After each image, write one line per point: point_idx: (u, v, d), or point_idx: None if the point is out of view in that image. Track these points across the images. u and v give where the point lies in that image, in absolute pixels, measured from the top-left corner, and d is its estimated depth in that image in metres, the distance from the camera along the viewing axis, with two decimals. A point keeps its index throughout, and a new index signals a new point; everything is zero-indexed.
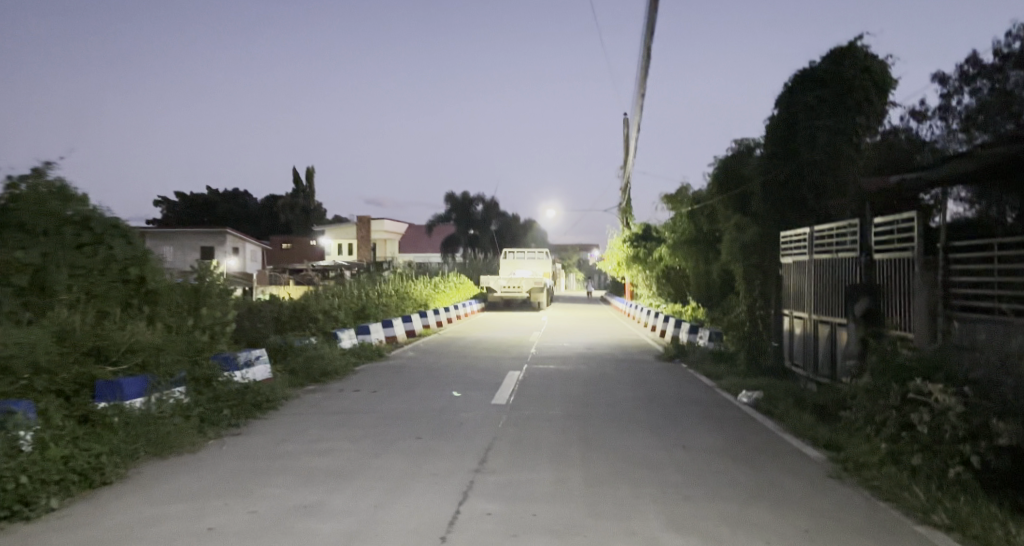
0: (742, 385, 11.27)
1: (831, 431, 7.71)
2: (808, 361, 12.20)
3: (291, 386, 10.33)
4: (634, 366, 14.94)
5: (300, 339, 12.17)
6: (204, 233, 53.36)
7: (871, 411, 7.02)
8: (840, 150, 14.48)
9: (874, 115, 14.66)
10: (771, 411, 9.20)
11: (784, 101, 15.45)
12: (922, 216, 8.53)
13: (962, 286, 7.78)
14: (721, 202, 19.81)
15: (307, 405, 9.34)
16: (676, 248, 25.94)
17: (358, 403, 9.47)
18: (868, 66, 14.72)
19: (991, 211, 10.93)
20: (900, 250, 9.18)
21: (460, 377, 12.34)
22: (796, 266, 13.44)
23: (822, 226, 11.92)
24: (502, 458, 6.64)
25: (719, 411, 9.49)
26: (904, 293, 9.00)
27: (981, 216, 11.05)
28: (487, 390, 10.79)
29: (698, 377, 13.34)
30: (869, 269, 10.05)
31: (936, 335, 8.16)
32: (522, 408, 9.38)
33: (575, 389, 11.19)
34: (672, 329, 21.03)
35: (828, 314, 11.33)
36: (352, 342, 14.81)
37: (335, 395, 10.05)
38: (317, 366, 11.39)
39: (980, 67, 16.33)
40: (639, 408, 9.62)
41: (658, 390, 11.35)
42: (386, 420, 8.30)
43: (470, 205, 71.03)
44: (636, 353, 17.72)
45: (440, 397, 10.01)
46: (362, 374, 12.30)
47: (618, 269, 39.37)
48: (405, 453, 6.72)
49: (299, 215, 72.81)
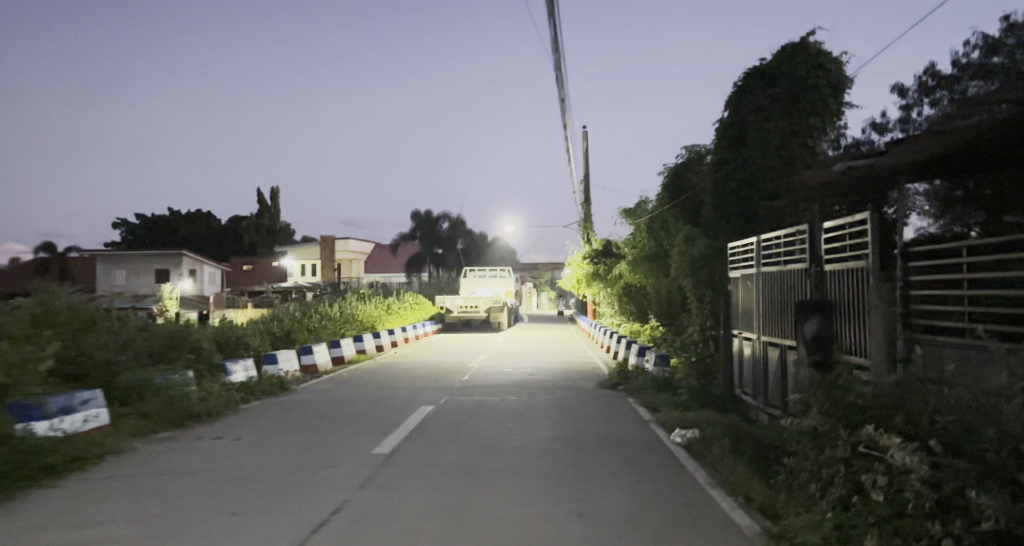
0: (679, 419, 9.71)
1: (769, 487, 6.16)
2: (758, 389, 10.72)
3: (135, 435, 8.52)
4: (571, 395, 13.32)
5: (164, 374, 10.24)
6: (156, 255, 50.85)
7: (816, 466, 5.44)
8: (793, 153, 13.21)
9: (830, 116, 13.43)
10: (703, 456, 7.66)
11: (733, 101, 14.14)
12: (876, 216, 7.04)
13: (924, 302, 6.31)
14: (674, 212, 18.47)
15: (139, 459, 7.53)
16: (635, 264, 24.39)
17: (206, 456, 7.69)
18: (822, 63, 13.39)
19: (954, 227, 9.57)
20: (852, 260, 7.71)
21: (360, 415, 10.61)
22: (743, 280, 12.02)
23: (770, 235, 10.51)
24: (328, 542, 4.95)
25: (645, 457, 7.88)
26: (858, 311, 7.55)
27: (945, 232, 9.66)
28: (378, 434, 9.08)
29: (636, 409, 11.78)
30: (820, 283, 8.60)
31: (894, 361, 6.69)
32: (406, 457, 7.70)
33: (486, 429, 9.53)
34: (624, 351, 19.53)
35: (777, 337, 9.90)
36: (248, 375, 13.06)
37: (186, 445, 8.26)
38: (179, 408, 9.59)
39: (938, 78, 15.86)
40: (551, 454, 8.02)
41: (583, 428, 9.77)
42: (211, 486, 6.47)
43: (435, 223, 69.17)
44: (579, 380, 16.12)
45: (313, 445, 8.29)
46: (242, 414, 10.47)
47: (579, 288, 37.95)
48: (196, 539, 4.97)
49: (263, 235, 70.54)
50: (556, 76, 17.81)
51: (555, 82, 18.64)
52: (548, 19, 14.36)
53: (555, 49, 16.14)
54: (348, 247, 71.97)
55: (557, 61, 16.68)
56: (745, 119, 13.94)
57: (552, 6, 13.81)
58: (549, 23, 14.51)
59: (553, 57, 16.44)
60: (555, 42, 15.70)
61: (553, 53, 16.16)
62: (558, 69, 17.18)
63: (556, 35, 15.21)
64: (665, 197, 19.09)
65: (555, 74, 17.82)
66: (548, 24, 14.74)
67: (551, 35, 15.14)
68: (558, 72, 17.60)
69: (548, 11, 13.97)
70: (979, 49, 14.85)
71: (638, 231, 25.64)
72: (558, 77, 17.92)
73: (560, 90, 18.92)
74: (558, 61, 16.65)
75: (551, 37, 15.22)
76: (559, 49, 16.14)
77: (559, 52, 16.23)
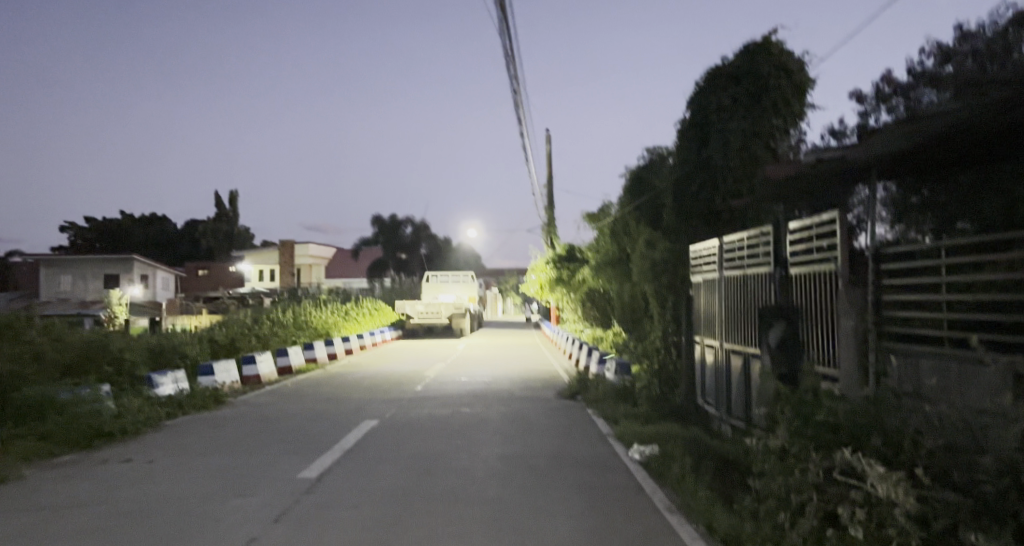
0: (637, 433, 9.13)
1: (732, 513, 5.58)
2: (720, 399, 10.23)
3: (29, 460, 7.57)
4: (527, 406, 12.64)
5: (75, 388, 9.24)
6: (106, 260, 48.63)
7: (783, 491, 4.87)
8: (755, 155, 12.80)
9: (793, 117, 13.04)
10: (663, 475, 7.07)
11: (695, 101, 13.72)
12: (845, 216, 6.55)
13: (898, 308, 5.82)
14: (636, 216, 18.06)
15: (25, 487, 6.59)
16: (598, 269, 23.89)
17: (107, 483, 6.80)
18: (784, 62, 13.00)
19: (909, 234, 9.15)
20: (820, 262, 7.22)
21: (296, 431, 9.77)
22: (705, 285, 11.54)
23: (732, 236, 10.05)
24: None
25: (600, 477, 7.27)
26: (826, 318, 7.05)
27: (901, 238, 9.25)
28: (312, 453, 8.28)
29: (594, 421, 11.16)
30: (785, 287, 8.12)
31: (866, 373, 6.18)
32: (338, 481, 6.91)
33: (431, 446, 8.79)
34: (586, 358, 18.93)
35: (740, 344, 9.40)
36: (178, 387, 12.03)
37: (87, 470, 7.33)
38: (88, 427, 8.64)
39: (895, 84, 15.71)
40: (498, 475, 7.33)
41: (537, 443, 9.12)
42: (99, 522, 5.58)
43: (398, 227, 67.87)
44: (539, 389, 15.48)
45: (234, 468, 7.45)
46: (163, 432, 9.54)
47: (542, 293, 37.36)
48: None
49: (221, 240, 68.31)
50: (510, 77, 16.96)
51: (509, 88, 18.06)
52: (499, 22, 13.76)
53: (507, 48, 15.32)
54: (308, 251, 70.01)
55: (510, 60, 15.82)
56: (706, 119, 13.54)
57: (501, 3, 13.04)
58: (499, 21, 13.73)
59: (506, 56, 15.57)
60: (508, 47, 15.11)
61: (506, 58, 15.57)
62: (512, 74, 16.62)
63: (507, 36, 14.50)
64: (627, 199, 18.63)
65: (510, 76, 17.10)
66: (500, 27, 14.16)
67: (503, 40, 14.58)
68: (514, 76, 17.03)
69: (498, 12, 13.38)
70: (934, 58, 14.64)
71: (601, 235, 25.12)
72: (513, 83, 17.34)
73: (514, 89, 17.98)
74: (511, 61, 15.88)
75: (501, 38, 14.50)
76: (511, 54, 15.60)
77: (511, 52, 15.34)
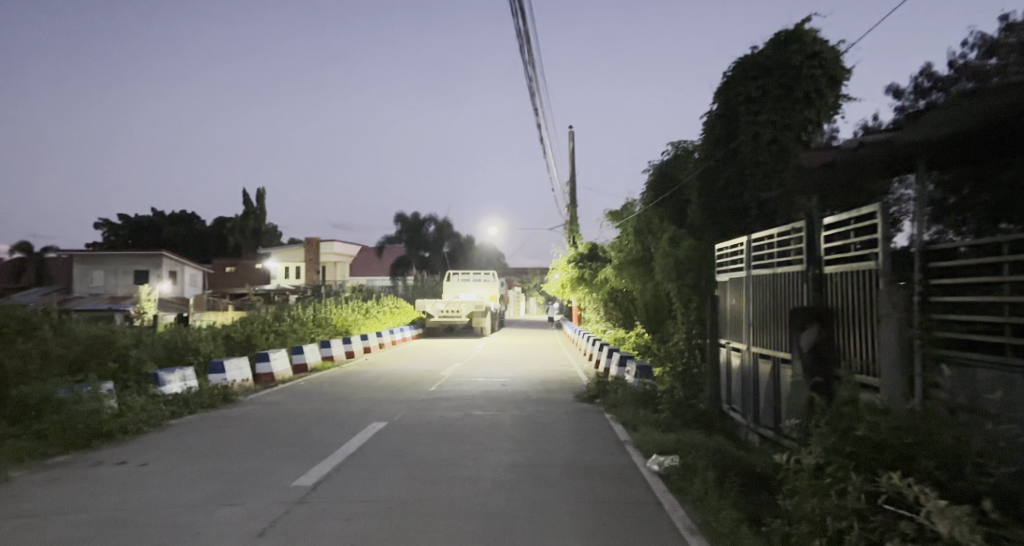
0: (657, 441, 8.58)
1: (758, 536, 5.02)
2: (746, 406, 9.62)
3: (20, 460, 7.28)
4: (543, 410, 12.12)
5: (75, 386, 8.95)
6: (135, 256, 49.31)
7: (817, 515, 4.30)
8: (785, 149, 12.08)
9: (826, 109, 12.20)
10: (684, 490, 6.53)
11: (723, 94, 13.05)
12: (887, 209, 5.92)
13: (949, 311, 5.19)
14: (659, 212, 17.44)
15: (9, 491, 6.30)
16: (621, 268, 23.25)
17: (95, 487, 6.48)
18: (817, 51, 12.16)
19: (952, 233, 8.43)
20: (858, 260, 6.60)
21: (299, 433, 9.40)
22: (731, 284, 10.93)
23: (762, 232, 9.42)
24: None
25: (615, 490, 6.76)
26: (865, 320, 6.43)
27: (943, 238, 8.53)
28: (312, 457, 7.88)
29: (613, 427, 10.64)
30: (818, 286, 7.49)
31: (910, 382, 5.55)
32: (335, 489, 6.50)
33: (437, 452, 8.33)
34: (606, 359, 18.35)
35: (768, 348, 8.79)
36: (185, 385, 11.77)
37: (75, 472, 7.02)
38: (84, 427, 8.35)
39: (934, 78, 14.88)
40: (506, 486, 6.84)
41: (550, 450, 8.62)
42: (75, 531, 5.23)
43: (421, 225, 67.71)
44: (557, 391, 14.96)
45: (229, 473, 7.08)
46: (164, 432, 9.23)
47: (564, 293, 36.74)
48: None
49: (249, 237, 68.96)
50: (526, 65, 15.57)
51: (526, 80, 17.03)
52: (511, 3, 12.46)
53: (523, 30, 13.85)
54: (333, 248, 70.27)
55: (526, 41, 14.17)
56: (734, 112, 12.89)
57: None
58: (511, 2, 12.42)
59: (522, 37, 14.03)
60: (525, 30, 13.59)
61: (520, 45, 14.28)
62: (527, 64, 15.25)
63: (522, 16, 13.09)
64: (651, 196, 18.01)
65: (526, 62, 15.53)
66: (513, 9, 13.00)
67: (517, 27, 13.51)
68: (531, 63, 15.60)
69: None
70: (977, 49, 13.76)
71: (624, 233, 24.46)
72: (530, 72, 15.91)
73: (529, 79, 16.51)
74: (527, 45, 14.49)
75: (514, 17, 13.05)
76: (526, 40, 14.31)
77: (528, 33, 13.69)
